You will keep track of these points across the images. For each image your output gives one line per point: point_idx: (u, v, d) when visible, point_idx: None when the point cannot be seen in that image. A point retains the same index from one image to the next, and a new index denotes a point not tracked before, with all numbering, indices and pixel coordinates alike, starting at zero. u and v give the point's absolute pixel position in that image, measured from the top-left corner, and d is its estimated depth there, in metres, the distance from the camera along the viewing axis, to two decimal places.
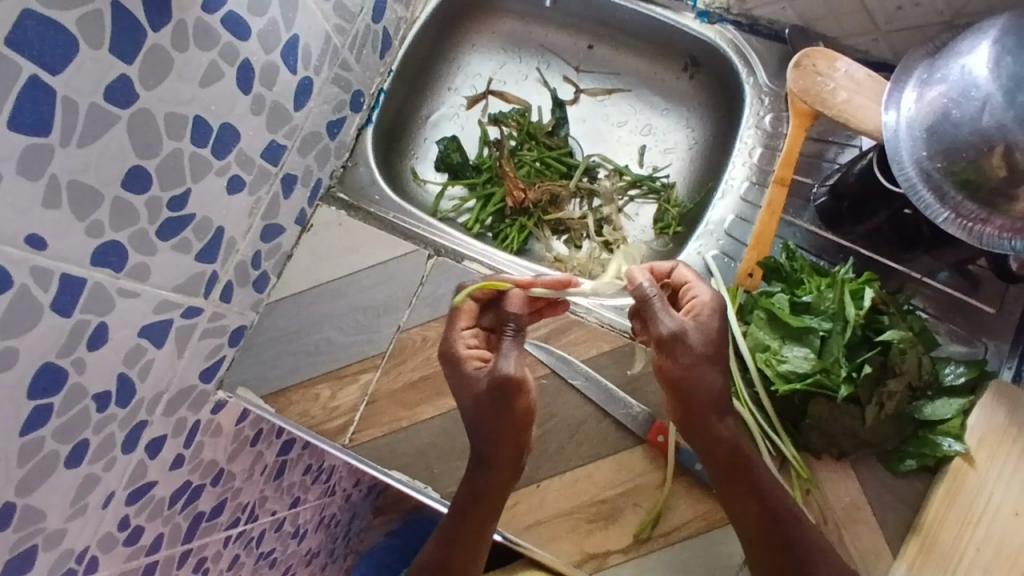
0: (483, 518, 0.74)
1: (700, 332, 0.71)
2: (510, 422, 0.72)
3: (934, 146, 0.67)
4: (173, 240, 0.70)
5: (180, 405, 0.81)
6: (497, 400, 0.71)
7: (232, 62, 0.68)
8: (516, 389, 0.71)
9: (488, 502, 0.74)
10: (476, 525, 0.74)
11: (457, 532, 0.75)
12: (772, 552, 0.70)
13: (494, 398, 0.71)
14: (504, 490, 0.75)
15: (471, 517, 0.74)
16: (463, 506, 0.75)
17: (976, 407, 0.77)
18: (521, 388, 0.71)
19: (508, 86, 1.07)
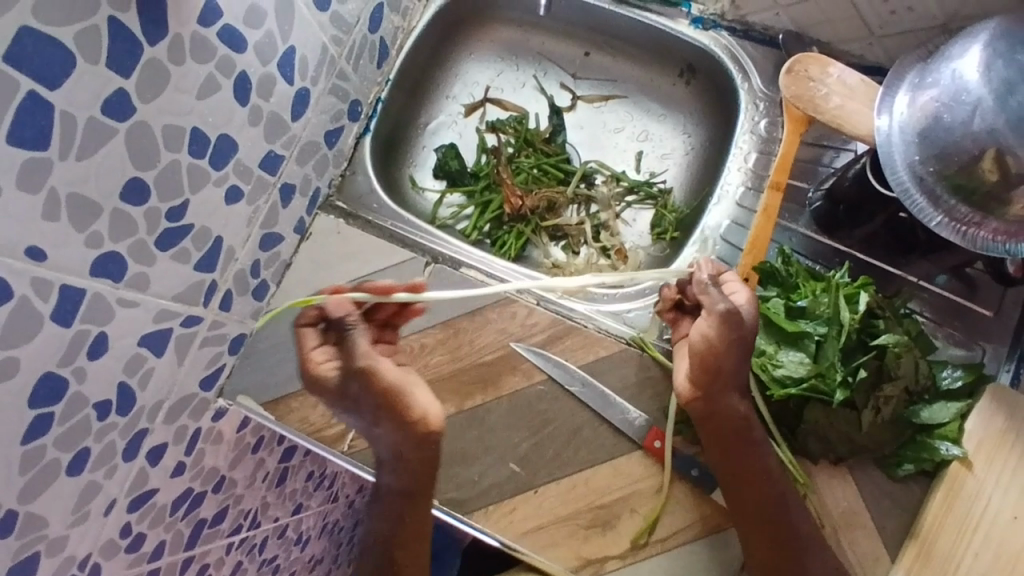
0: (413, 511, 0.80)
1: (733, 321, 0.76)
2: (379, 410, 0.76)
3: (926, 150, 0.67)
4: (172, 250, 0.71)
5: (181, 413, 0.82)
6: (363, 397, 0.76)
7: (228, 74, 0.69)
8: (364, 381, 0.75)
9: (410, 501, 0.80)
10: (414, 522, 0.81)
11: (402, 531, 0.81)
12: (769, 550, 0.73)
13: (360, 396, 0.76)
14: (420, 477, 0.79)
15: (408, 497, 0.79)
16: (388, 510, 0.81)
17: (974, 411, 0.76)
18: (371, 379, 0.76)
19: (506, 93, 1.08)
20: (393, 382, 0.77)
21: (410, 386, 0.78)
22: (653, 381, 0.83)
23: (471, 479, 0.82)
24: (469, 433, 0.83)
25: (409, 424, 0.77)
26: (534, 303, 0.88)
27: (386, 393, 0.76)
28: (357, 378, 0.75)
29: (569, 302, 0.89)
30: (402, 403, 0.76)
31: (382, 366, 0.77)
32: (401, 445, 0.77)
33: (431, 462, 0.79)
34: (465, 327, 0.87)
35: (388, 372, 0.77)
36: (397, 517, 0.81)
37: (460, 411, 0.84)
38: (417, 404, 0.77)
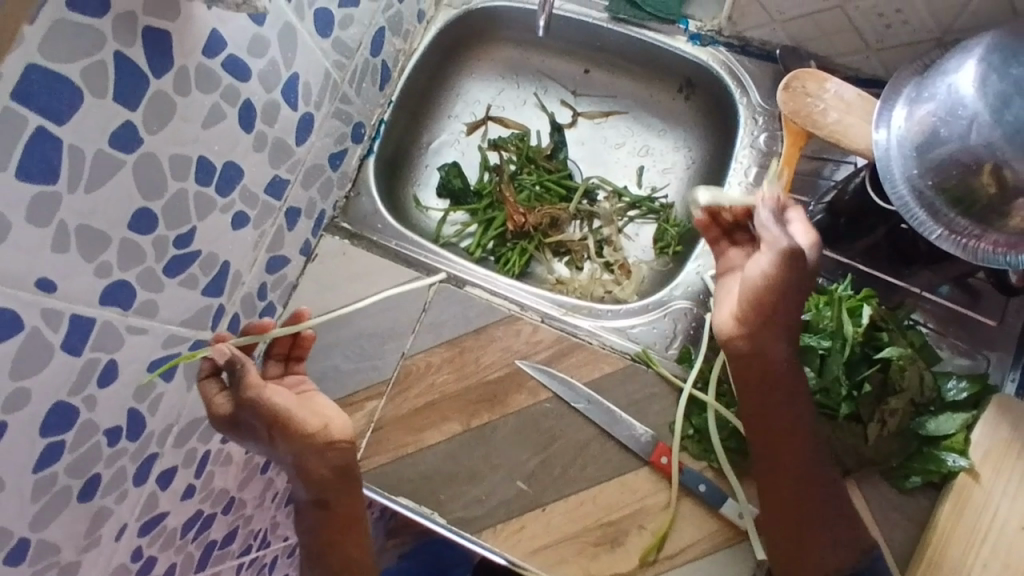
0: (337, 523, 0.79)
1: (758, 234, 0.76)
2: (271, 432, 0.71)
3: (925, 164, 0.67)
4: (179, 276, 0.71)
5: (190, 436, 0.82)
6: (254, 420, 0.70)
7: (233, 103, 0.70)
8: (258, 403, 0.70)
9: (337, 513, 0.79)
10: (335, 530, 0.79)
11: (331, 527, 0.79)
12: (774, 505, 0.74)
13: (251, 421, 0.71)
14: (335, 489, 0.77)
15: (332, 497, 0.78)
16: (309, 523, 0.80)
17: (980, 421, 0.76)
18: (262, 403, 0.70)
19: (507, 111, 1.09)
20: (288, 400, 0.73)
21: (305, 405, 0.74)
22: (658, 396, 0.83)
23: (479, 497, 0.82)
24: (476, 451, 0.84)
25: (309, 438, 0.72)
26: (538, 320, 0.88)
27: (276, 411, 0.70)
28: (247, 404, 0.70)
29: (574, 319, 0.89)
30: (297, 418, 0.72)
31: (275, 390, 0.72)
32: (301, 462, 0.73)
33: (342, 470, 0.76)
34: (471, 345, 0.87)
35: (278, 393, 0.72)
36: (330, 528, 0.79)
37: (466, 429, 0.84)
38: (319, 417, 0.74)
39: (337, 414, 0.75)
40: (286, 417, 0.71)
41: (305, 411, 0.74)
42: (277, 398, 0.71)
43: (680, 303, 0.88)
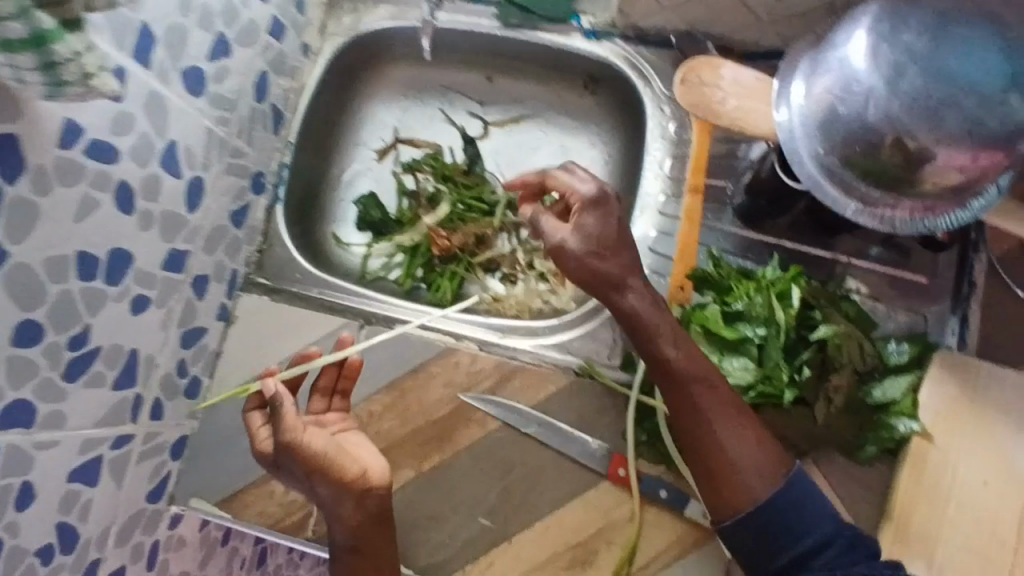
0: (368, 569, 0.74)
1: (587, 221, 0.77)
2: (308, 473, 0.73)
3: (829, 141, 0.66)
4: (83, 378, 0.67)
5: (133, 532, 0.78)
6: (291, 463, 0.73)
7: (106, 188, 0.65)
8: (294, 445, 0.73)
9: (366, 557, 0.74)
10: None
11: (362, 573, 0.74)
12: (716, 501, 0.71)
13: (289, 464, 0.74)
14: (367, 529, 0.74)
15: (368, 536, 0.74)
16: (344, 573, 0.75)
17: (925, 381, 0.76)
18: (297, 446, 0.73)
19: (416, 130, 1.05)
20: (322, 444, 0.74)
21: (344, 451, 0.75)
22: (608, 406, 0.82)
23: (444, 540, 0.80)
24: (433, 495, 0.81)
25: (342, 480, 0.73)
26: (476, 349, 0.86)
27: (306, 454, 0.73)
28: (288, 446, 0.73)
29: (512, 341, 0.87)
30: (337, 463, 0.74)
31: (313, 433, 0.75)
32: (335, 504, 0.74)
33: (378, 514, 0.75)
34: (411, 386, 0.84)
35: (313, 438, 0.74)
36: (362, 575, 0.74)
37: (419, 474, 0.81)
38: (354, 462, 0.75)
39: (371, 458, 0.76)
40: (314, 462, 0.73)
41: (344, 454, 0.75)
42: (312, 444, 0.73)
43: None
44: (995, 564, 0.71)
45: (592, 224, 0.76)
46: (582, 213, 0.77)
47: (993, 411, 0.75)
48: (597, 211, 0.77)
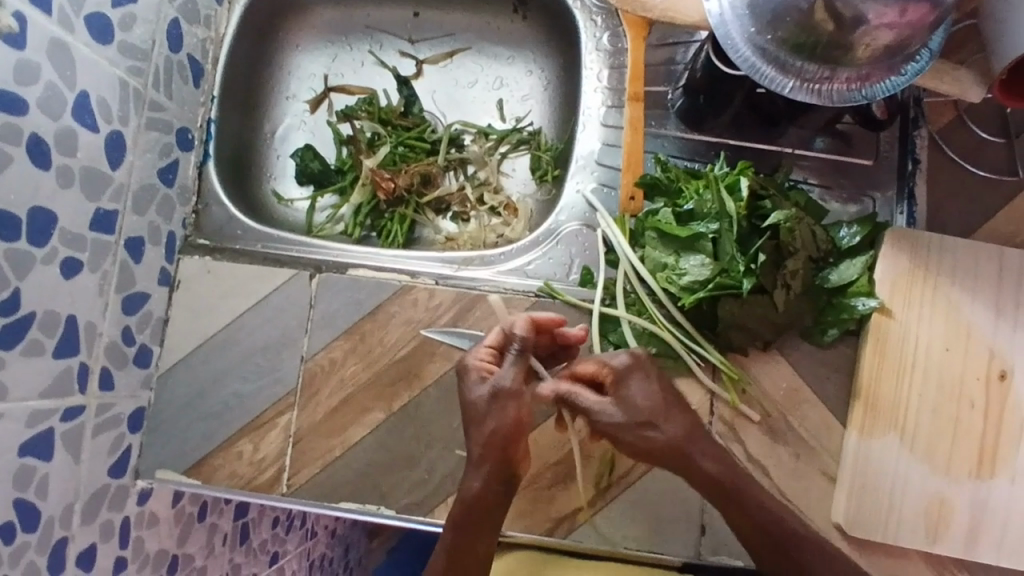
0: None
1: (618, 407, 0.66)
2: (470, 520, 0.69)
3: (760, 20, 0.66)
4: (21, 346, 0.64)
5: (98, 509, 0.75)
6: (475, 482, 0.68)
7: (18, 142, 0.61)
8: (478, 492, 0.68)
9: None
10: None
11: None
12: None
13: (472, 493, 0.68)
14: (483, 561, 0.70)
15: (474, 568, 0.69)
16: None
17: (878, 260, 0.77)
18: (479, 497, 0.68)
19: (346, 78, 1.02)
20: (496, 486, 0.68)
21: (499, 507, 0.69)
22: (572, 323, 0.80)
23: (423, 477, 0.79)
24: (407, 434, 0.80)
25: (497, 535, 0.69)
26: (433, 283, 0.83)
27: (485, 507, 0.68)
28: (473, 501, 0.68)
29: (468, 272, 0.84)
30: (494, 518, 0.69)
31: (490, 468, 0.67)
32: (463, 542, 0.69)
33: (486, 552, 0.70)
34: (370, 329, 0.82)
35: (490, 482, 0.68)
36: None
37: (390, 414, 0.81)
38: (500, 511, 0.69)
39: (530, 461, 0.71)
40: (493, 508, 0.68)
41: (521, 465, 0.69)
42: (492, 483, 0.68)
43: (570, 226, 0.84)
44: (967, 429, 0.74)
45: (620, 412, 0.66)
46: (624, 385, 0.66)
47: (949, 280, 0.76)
48: (632, 380, 0.67)
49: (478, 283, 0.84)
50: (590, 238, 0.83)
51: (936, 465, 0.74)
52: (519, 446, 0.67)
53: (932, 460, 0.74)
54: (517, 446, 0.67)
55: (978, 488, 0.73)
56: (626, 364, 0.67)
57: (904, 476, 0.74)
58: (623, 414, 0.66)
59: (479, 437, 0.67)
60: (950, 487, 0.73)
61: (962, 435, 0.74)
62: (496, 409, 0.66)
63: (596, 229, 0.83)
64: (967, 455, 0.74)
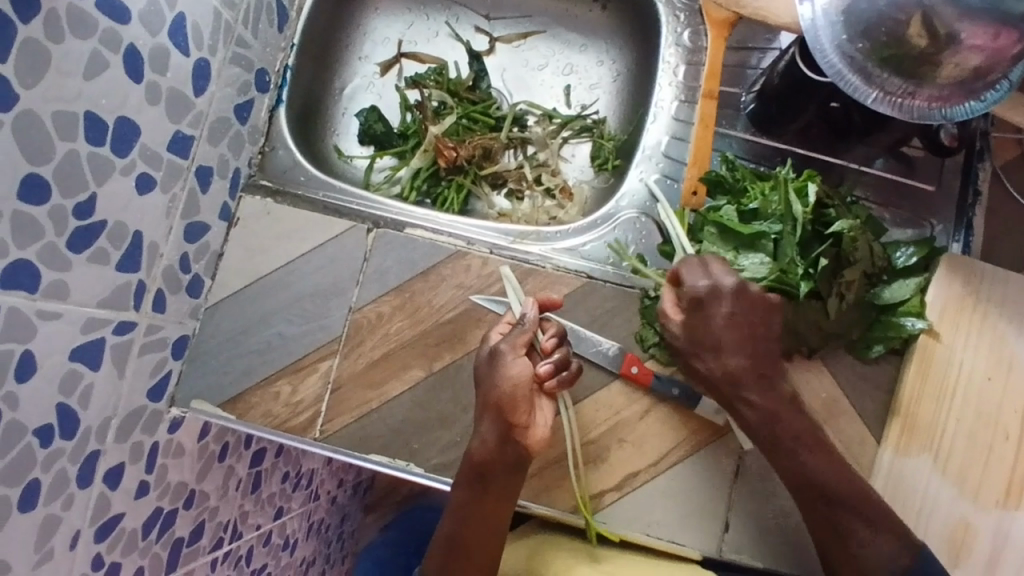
0: (478, 528, 0.72)
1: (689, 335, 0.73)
2: (471, 477, 0.73)
3: (852, 28, 0.68)
4: (88, 251, 0.64)
5: (133, 428, 0.74)
6: (487, 429, 0.72)
7: (115, 49, 0.63)
8: (479, 448, 0.72)
9: (463, 550, 0.72)
10: (464, 546, 0.72)
11: (467, 537, 0.72)
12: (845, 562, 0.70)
13: (485, 432, 0.72)
14: (483, 504, 0.72)
15: (478, 514, 0.72)
16: (455, 526, 0.73)
17: (932, 282, 0.78)
18: (478, 454, 0.72)
19: (419, 46, 1.03)
20: (495, 444, 0.71)
21: (504, 465, 0.72)
22: (619, 308, 0.81)
23: (455, 440, 0.80)
24: (442, 395, 0.81)
25: (495, 487, 0.72)
26: (487, 252, 0.85)
27: (483, 463, 0.72)
28: (474, 459, 0.72)
29: (523, 246, 0.86)
30: (500, 463, 0.72)
31: (487, 421, 0.72)
32: (470, 483, 0.73)
33: (495, 505, 0.72)
34: (420, 289, 0.83)
35: (490, 439, 0.72)
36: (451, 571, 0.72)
37: (429, 373, 0.81)
38: (505, 463, 0.72)
39: (540, 428, 0.73)
40: (495, 467, 0.72)
41: (522, 430, 0.72)
42: (489, 440, 0.72)
43: (628, 213, 0.85)
44: (999, 459, 0.74)
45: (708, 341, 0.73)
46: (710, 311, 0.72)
47: (998, 311, 0.76)
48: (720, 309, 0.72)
49: (530, 255, 0.85)
50: (646, 227, 0.85)
51: (964, 490, 0.74)
52: (517, 410, 0.71)
53: (960, 483, 0.74)
54: (510, 409, 0.71)
55: (1002, 519, 0.73)
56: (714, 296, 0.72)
57: (930, 495, 0.74)
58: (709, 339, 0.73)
59: (484, 392, 0.73)
60: (975, 512, 0.73)
61: (993, 464, 0.74)
62: (501, 367, 0.71)
63: (653, 219, 0.84)
64: (996, 483, 0.74)
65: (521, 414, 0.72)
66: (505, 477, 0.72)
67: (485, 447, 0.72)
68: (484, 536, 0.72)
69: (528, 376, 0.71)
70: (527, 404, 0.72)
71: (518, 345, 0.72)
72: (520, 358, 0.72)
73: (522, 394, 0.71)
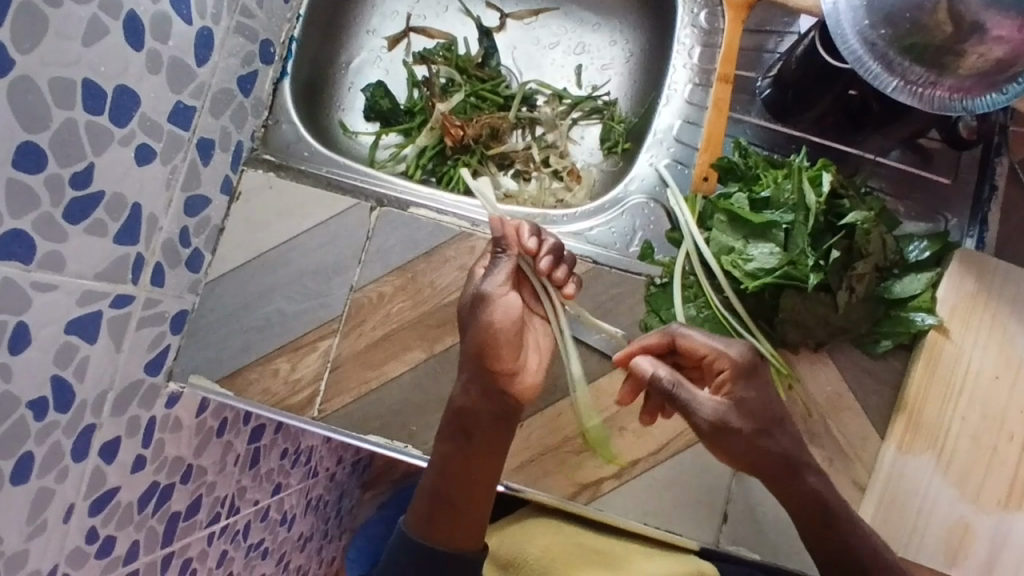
0: (465, 483, 0.70)
1: (735, 413, 0.68)
2: (456, 430, 0.71)
3: (875, 12, 0.66)
4: (85, 222, 0.63)
5: (130, 402, 0.73)
6: (469, 375, 0.68)
7: (115, 15, 0.61)
8: (461, 398, 0.70)
9: (451, 505, 0.71)
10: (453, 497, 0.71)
11: (455, 490, 0.70)
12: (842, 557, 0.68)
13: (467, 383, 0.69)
14: (467, 456, 0.70)
15: (465, 468, 0.70)
16: (443, 478, 0.71)
17: (944, 278, 0.76)
18: (462, 401, 0.70)
19: (428, 20, 1.01)
20: (478, 396, 0.69)
21: (486, 417, 0.69)
22: (625, 295, 0.80)
23: None
24: (443, 376, 0.80)
25: (479, 440, 0.70)
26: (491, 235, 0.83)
27: (467, 415, 0.69)
28: (460, 410, 0.70)
29: None
30: (484, 413, 0.69)
31: (468, 371, 0.69)
32: (456, 434, 0.71)
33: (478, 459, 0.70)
34: (422, 270, 0.82)
35: (472, 390, 0.69)
36: (438, 528, 0.71)
37: (430, 355, 0.80)
38: (490, 412, 0.69)
39: (529, 373, 0.69)
40: (478, 417, 0.69)
41: (509, 380, 0.68)
42: (471, 388, 0.69)
43: (636, 198, 0.84)
44: (1002, 460, 0.73)
45: (741, 418, 0.68)
46: (735, 383, 0.69)
47: (1009, 311, 0.75)
48: (750, 381, 0.69)
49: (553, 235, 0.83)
50: (655, 213, 0.83)
51: (965, 491, 0.73)
52: (500, 358, 0.67)
53: (962, 482, 0.73)
54: (494, 356, 0.66)
55: (1003, 521, 0.72)
56: (739, 362, 0.68)
57: (932, 494, 0.73)
58: (728, 412, 0.68)
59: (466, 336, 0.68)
60: (975, 513, 0.73)
61: (997, 465, 0.73)
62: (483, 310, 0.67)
63: (662, 205, 0.83)
64: (998, 484, 0.73)
65: (507, 362, 0.67)
66: (491, 430, 0.70)
67: (472, 396, 0.69)
68: (472, 491, 0.70)
69: (512, 319, 0.66)
70: (512, 352, 0.67)
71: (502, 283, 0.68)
72: (504, 299, 0.67)
73: (507, 337, 0.66)
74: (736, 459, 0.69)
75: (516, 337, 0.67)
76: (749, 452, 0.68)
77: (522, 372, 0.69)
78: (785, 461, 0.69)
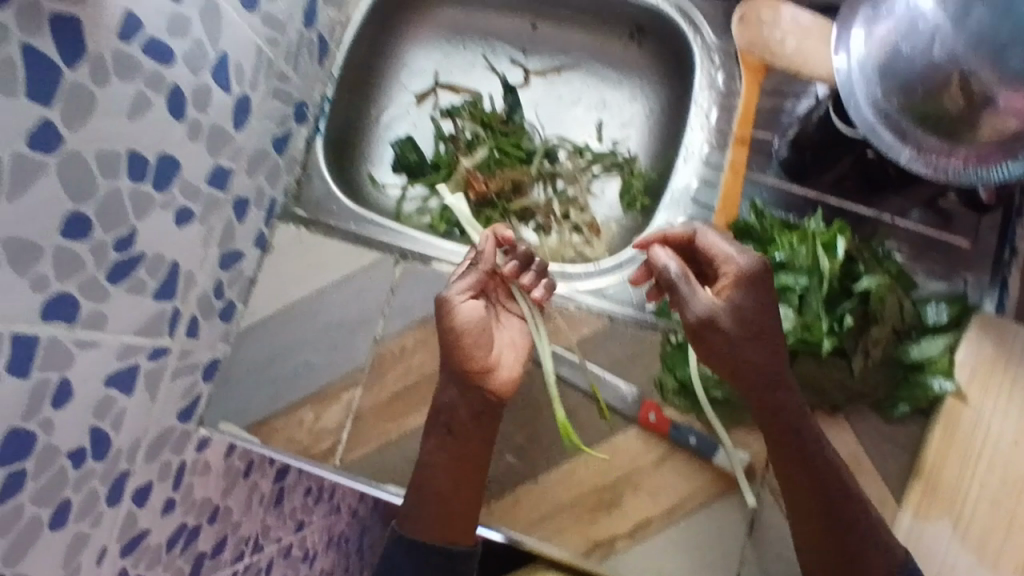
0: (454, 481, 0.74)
1: (727, 313, 0.68)
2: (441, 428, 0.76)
3: (888, 84, 0.68)
4: (126, 282, 0.66)
5: (162, 449, 0.76)
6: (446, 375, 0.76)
7: (159, 89, 0.66)
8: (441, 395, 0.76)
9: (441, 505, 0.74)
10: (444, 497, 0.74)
11: (445, 489, 0.74)
12: None
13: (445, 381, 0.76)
14: (452, 455, 0.74)
15: (455, 466, 0.74)
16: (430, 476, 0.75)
17: (962, 342, 0.76)
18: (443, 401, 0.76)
19: (455, 77, 1.05)
20: (458, 397, 0.75)
21: (465, 412, 0.75)
22: (641, 352, 0.81)
23: None
24: None
25: (460, 434, 0.75)
26: None
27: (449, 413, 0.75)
28: (442, 407, 0.76)
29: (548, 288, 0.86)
30: (463, 408, 0.75)
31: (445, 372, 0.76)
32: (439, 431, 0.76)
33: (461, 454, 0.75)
34: None
35: (451, 389, 0.76)
36: (426, 525, 0.74)
37: None
38: (466, 404, 0.75)
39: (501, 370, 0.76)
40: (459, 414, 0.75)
41: (482, 376, 0.75)
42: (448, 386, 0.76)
43: None
44: None
45: (732, 323, 0.68)
46: (735, 287, 0.69)
47: None
48: (748, 288, 0.69)
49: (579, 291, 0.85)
50: None
51: (985, 559, 0.72)
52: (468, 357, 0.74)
53: (981, 550, 0.72)
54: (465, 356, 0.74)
55: None
56: (745, 267, 0.70)
57: (950, 561, 0.72)
58: (722, 309, 0.68)
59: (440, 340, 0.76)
60: None
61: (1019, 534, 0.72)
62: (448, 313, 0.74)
63: None
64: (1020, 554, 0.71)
65: (477, 360, 0.75)
66: (472, 425, 0.75)
67: (449, 394, 0.76)
68: (462, 492, 0.74)
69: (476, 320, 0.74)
70: (480, 353, 0.75)
71: (466, 290, 0.75)
72: (468, 302, 0.74)
73: (471, 338, 0.74)
74: (719, 363, 0.70)
75: (481, 336, 0.74)
76: (735, 360, 0.69)
77: (496, 369, 0.76)
78: (805, 463, 0.70)
